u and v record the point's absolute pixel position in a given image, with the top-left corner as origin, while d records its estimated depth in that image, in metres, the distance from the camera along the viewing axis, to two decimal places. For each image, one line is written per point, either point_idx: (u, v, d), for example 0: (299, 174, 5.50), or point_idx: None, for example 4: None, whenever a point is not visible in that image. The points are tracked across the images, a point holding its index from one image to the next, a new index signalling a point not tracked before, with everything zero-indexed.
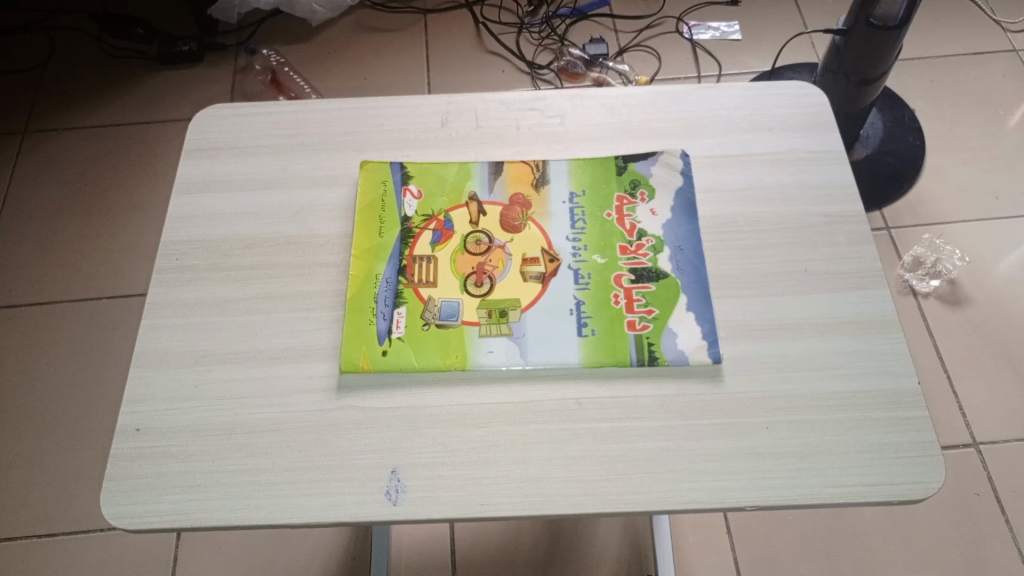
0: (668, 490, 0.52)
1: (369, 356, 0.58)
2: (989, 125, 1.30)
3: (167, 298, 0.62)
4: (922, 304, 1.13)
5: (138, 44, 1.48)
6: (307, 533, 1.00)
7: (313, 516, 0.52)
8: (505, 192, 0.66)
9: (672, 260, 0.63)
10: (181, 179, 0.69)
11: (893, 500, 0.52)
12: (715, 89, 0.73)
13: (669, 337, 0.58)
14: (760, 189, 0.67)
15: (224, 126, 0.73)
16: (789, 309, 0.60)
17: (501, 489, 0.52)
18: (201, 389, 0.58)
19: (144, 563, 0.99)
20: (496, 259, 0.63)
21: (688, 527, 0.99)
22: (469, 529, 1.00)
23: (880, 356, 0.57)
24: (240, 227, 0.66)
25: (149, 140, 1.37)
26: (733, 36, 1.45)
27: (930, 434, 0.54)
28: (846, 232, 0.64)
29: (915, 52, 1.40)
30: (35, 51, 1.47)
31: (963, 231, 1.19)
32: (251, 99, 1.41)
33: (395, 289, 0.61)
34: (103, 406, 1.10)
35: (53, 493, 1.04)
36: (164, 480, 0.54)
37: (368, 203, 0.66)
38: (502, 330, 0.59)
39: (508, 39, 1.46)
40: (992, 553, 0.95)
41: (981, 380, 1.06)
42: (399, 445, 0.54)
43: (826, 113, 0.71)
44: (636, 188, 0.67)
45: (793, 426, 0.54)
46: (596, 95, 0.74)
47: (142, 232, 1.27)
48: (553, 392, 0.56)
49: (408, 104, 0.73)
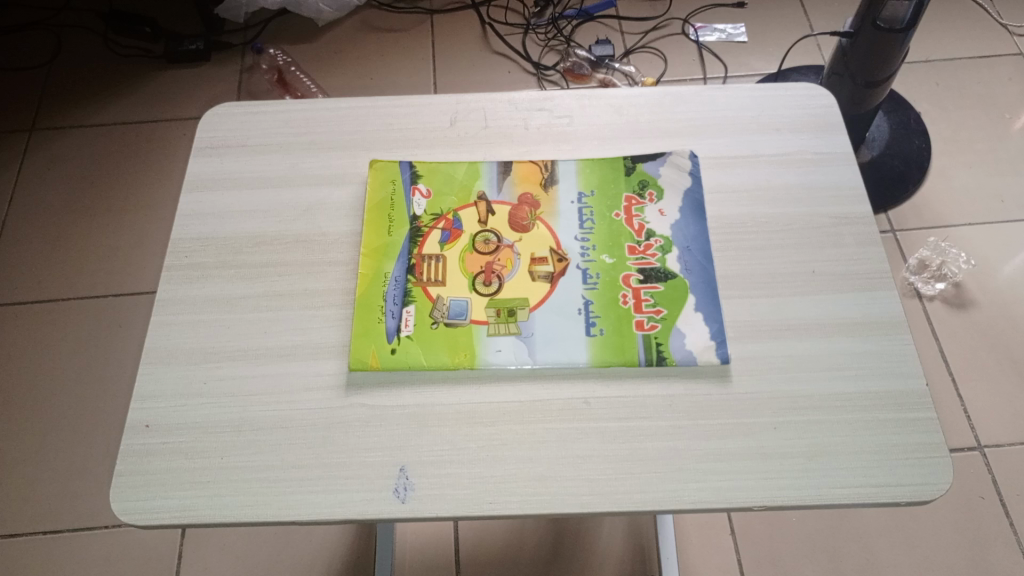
0: (675, 489, 0.52)
1: (378, 354, 0.58)
2: (995, 128, 1.30)
3: (175, 295, 0.63)
4: (927, 307, 1.13)
5: (145, 43, 1.49)
6: (310, 532, 1.00)
7: (320, 513, 0.52)
8: (513, 192, 0.67)
9: (680, 261, 0.63)
10: (190, 177, 0.70)
11: (900, 502, 0.52)
12: (722, 90, 0.74)
13: (677, 337, 0.58)
14: (768, 190, 0.67)
15: (233, 124, 0.73)
16: (796, 310, 0.60)
17: (508, 487, 0.53)
18: (209, 386, 0.58)
19: (148, 560, 0.99)
20: (505, 258, 0.63)
21: (691, 527, 0.99)
22: (473, 527, 1.00)
23: (886, 357, 0.57)
24: (249, 225, 0.66)
25: (157, 139, 1.37)
26: (738, 38, 1.45)
27: (937, 435, 0.54)
28: (853, 234, 0.64)
29: (922, 55, 1.40)
30: (42, 49, 1.48)
31: (968, 234, 1.19)
32: (257, 97, 1.41)
33: (403, 288, 0.62)
34: (108, 404, 1.11)
35: (57, 491, 1.04)
36: (173, 476, 0.54)
37: (376, 201, 0.67)
38: (510, 329, 0.59)
39: (514, 39, 1.47)
40: (995, 555, 0.95)
41: (986, 382, 1.06)
42: (407, 443, 0.55)
43: (833, 114, 0.71)
44: (645, 188, 0.67)
45: (800, 426, 0.54)
46: (605, 96, 0.74)
47: (149, 231, 1.27)
48: (561, 391, 0.57)
49: (416, 104, 0.74)
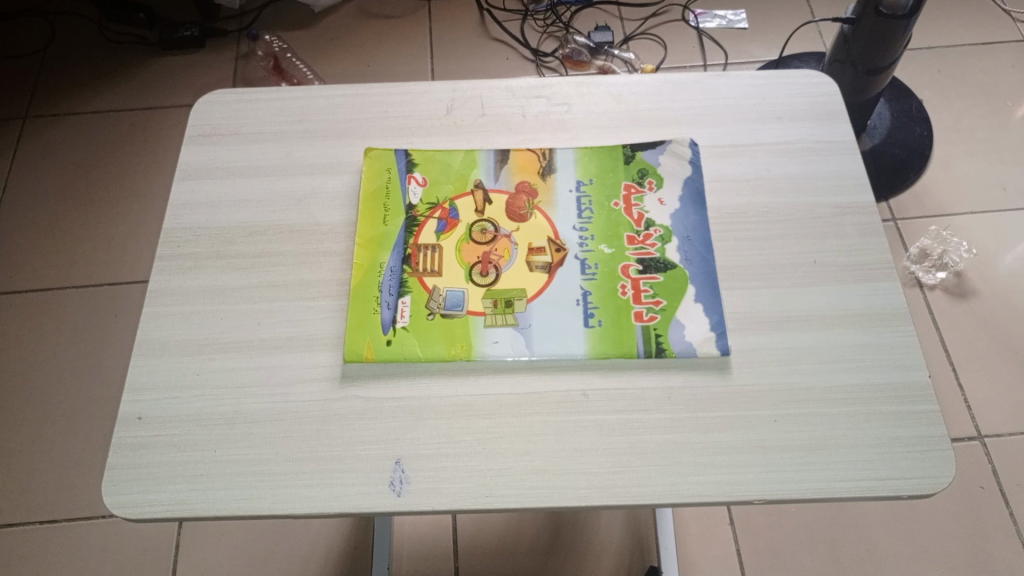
0: (674, 483, 0.52)
1: (373, 346, 0.57)
2: (997, 117, 1.28)
3: (168, 287, 0.62)
4: (928, 296, 1.12)
5: (139, 29, 1.47)
6: (308, 523, 1.00)
7: (315, 507, 0.51)
8: (510, 180, 0.66)
9: (680, 251, 0.62)
10: (182, 166, 0.68)
11: (902, 495, 0.51)
12: (723, 78, 0.72)
13: (678, 328, 0.58)
14: (769, 179, 0.66)
15: (226, 112, 0.72)
16: (797, 301, 0.59)
17: (505, 481, 0.52)
18: (203, 378, 0.57)
19: (146, 550, 0.99)
20: (502, 248, 0.62)
21: (690, 518, 0.99)
22: (471, 520, 1.00)
23: (889, 349, 0.57)
24: (244, 214, 0.65)
25: (150, 126, 1.35)
26: (738, 24, 1.43)
27: (939, 429, 0.53)
28: (856, 224, 0.63)
29: (925, 42, 1.38)
30: (34, 36, 1.46)
31: (969, 223, 1.18)
32: (252, 84, 1.39)
33: (399, 278, 0.61)
34: (104, 394, 1.10)
35: (53, 481, 1.03)
36: (165, 470, 0.53)
37: (372, 190, 0.66)
38: (508, 321, 0.58)
39: (512, 25, 1.45)
40: (994, 546, 0.94)
41: (985, 372, 1.06)
42: (403, 436, 0.54)
43: (836, 102, 0.70)
44: (644, 177, 0.66)
45: (801, 419, 0.54)
46: (604, 83, 0.72)
47: (142, 219, 1.26)
48: (558, 383, 0.56)
49: (413, 91, 0.73)
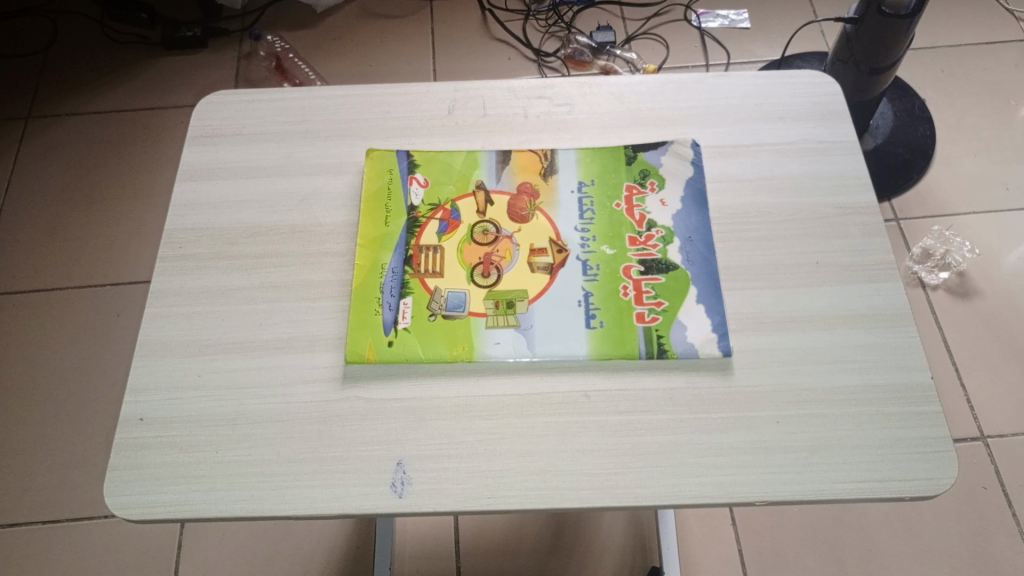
0: (676, 484, 0.51)
1: (375, 347, 0.57)
2: (1000, 116, 1.28)
3: (170, 287, 0.62)
4: (930, 296, 1.12)
5: (141, 29, 1.47)
6: (310, 523, 1.00)
7: (317, 507, 0.51)
8: (512, 181, 0.66)
9: (682, 252, 0.62)
10: (184, 167, 0.69)
11: (904, 496, 0.51)
12: (726, 78, 0.72)
13: (680, 329, 0.58)
14: (772, 179, 0.66)
15: (229, 113, 0.72)
16: (800, 302, 0.59)
17: (507, 482, 0.52)
18: (204, 379, 0.57)
19: (148, 549, 0.99)
20: (504, 249, 0.62)
21: (693, 518, 0.99)
22: (472, 521, 1.00)
23: (892, 350, 0.56)
24: (246, 215, 0.66)
25: (152, 126, 1.36)
26: (741, 24, 1.43)
27: (942, 430, 0.53)
28: (858, 224, 0.63)
29: (927, 41, 1.38)
30: (37, 36, 1.46)
31: (972, 223, 1.17)
32: (254, 84, 1.39)
33: (400, 279, 0.61)
34: (107, 394, 1.10)
35: (56, 480, 1.04)
36: (167, 470, 0.53)
37: (374, 191, 0.66)
38: (510, 322, 0.58)
39: (514, 25, 1.45)
40: (996, 546, 0.94)
41: (988, 372, 1.05)
42: (404, 437, 0.54)
43: (838, 102, 0.70)
44: (646, 177, 0.66)
45: (803, 420, 0.54)
46: (606, 83, 0.72)
47: (145, 219, 1.26)
48: (560, 384, 0.56)
49: (415, 91, 0.72)
